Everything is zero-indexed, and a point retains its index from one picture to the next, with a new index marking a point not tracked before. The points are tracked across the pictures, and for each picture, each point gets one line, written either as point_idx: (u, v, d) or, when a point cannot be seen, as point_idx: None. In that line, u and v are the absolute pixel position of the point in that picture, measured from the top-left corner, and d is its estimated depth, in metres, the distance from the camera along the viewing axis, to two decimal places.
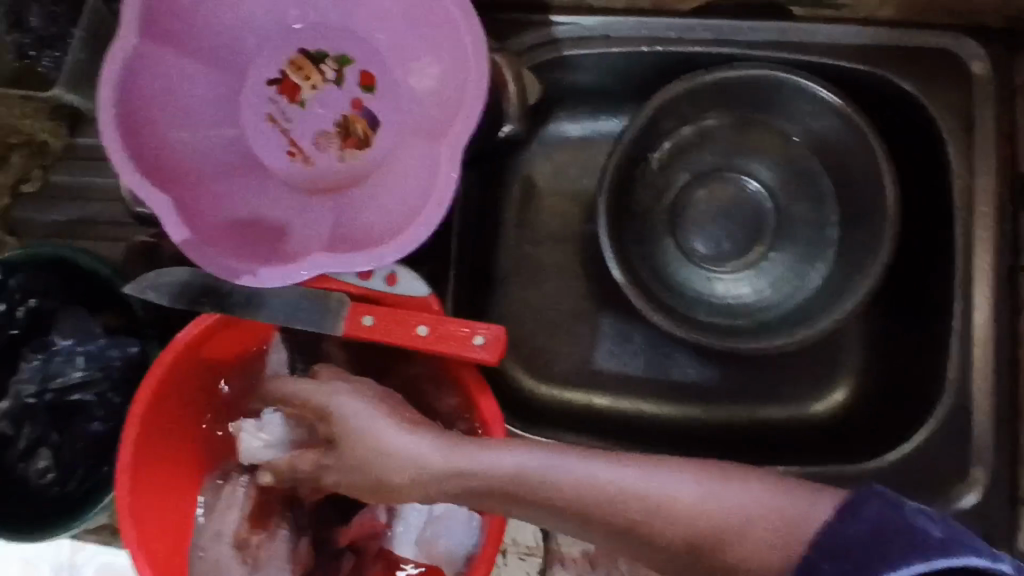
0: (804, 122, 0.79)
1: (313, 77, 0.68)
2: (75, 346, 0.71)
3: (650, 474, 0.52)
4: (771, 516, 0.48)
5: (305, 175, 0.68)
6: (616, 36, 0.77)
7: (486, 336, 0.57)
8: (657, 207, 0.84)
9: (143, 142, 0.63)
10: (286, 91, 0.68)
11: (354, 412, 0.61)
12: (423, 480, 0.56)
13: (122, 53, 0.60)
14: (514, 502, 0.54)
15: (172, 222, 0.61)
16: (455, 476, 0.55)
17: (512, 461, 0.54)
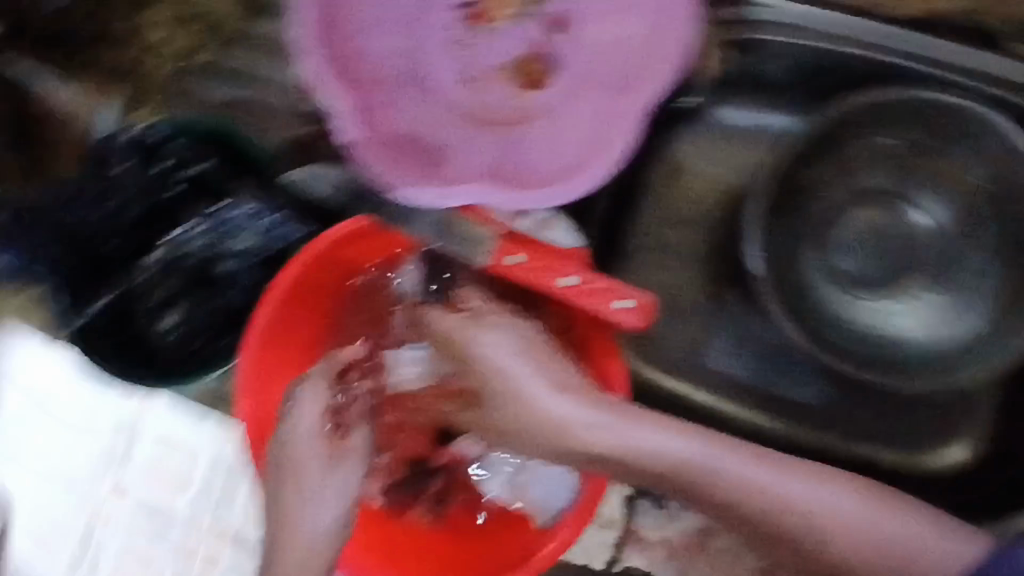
0: (993, 165, 0.74)
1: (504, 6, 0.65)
2: (252, 216, 0.69)
3: (785, 480, 0.59)
4: (917, 544, 0.59)
5: (470, 100, 0.66)
6: (819, 30, 0.74)
7: (636, 302, 0.58)
8: (811, 218, 0.80)
9: (327, 36, 0.61)
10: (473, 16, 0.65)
11: (512, 359, 0.61)
12: (591, 453, 0.59)
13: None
14: (679, 488, 0.59)
15: (348, 122, 0.63)
16: (629, 455, 0.59)
17: (671, 450, 0.59)
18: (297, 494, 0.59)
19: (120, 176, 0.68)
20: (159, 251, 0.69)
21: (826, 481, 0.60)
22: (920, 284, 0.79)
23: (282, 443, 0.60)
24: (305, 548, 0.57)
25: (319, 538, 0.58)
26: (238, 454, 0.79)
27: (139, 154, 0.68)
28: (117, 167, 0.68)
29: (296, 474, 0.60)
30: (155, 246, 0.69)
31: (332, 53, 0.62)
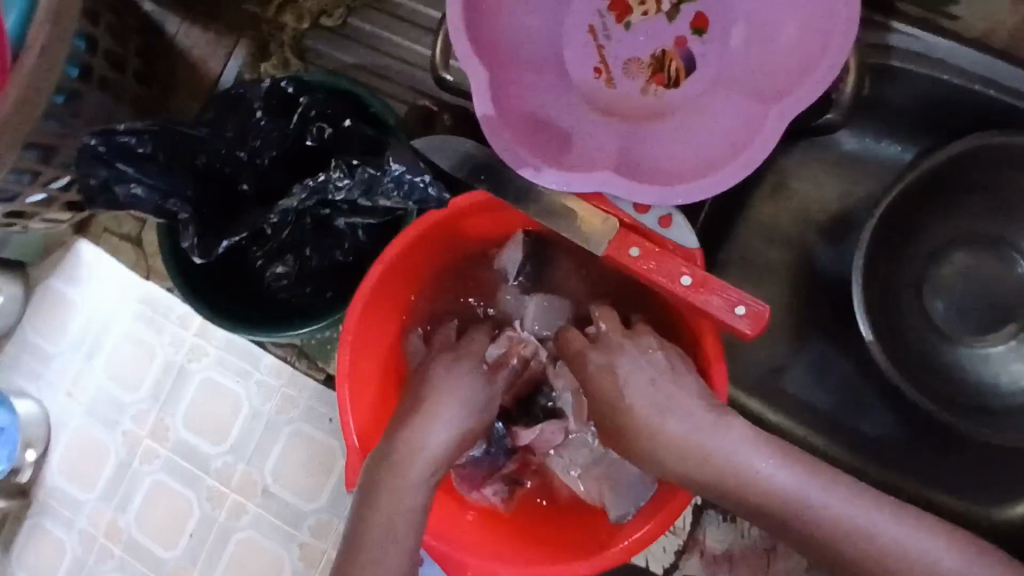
0: None
1: (648, 3, 0.67)
2: (402, 178, 0.62)
3: (873, 517, 0.54)
4: None
5: (604, 94, 0.68)
6: (955, 64, 0.72)
7: (748, 309, 0.58)
8: (913, 253, 0.80)
9: (472, 12, 0.64)
10: (616, 9, 0.68)
11: (631, 359, 0.63)
12: (685, 464, 0.58)
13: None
14: (771, 519, 0.56)
15: (483, 98, 0.63)
16: (719, 474, 0.57)
17: (761, 471, 0.56)
18: (430, 411, 0.60)
19: (261, 125, 0.69)
20: (291, 200, 0.66)
21: (945, 540, 0.53)
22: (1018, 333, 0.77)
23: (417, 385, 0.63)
24: (419, 457, 0.58)
25: (430, 457, 0.58)
26: (284, 397, 0.86)
27: (271, 104, 0.68)
28: (257, 114, 0.68)
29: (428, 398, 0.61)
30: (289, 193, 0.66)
31: (475, 29, 0.64)
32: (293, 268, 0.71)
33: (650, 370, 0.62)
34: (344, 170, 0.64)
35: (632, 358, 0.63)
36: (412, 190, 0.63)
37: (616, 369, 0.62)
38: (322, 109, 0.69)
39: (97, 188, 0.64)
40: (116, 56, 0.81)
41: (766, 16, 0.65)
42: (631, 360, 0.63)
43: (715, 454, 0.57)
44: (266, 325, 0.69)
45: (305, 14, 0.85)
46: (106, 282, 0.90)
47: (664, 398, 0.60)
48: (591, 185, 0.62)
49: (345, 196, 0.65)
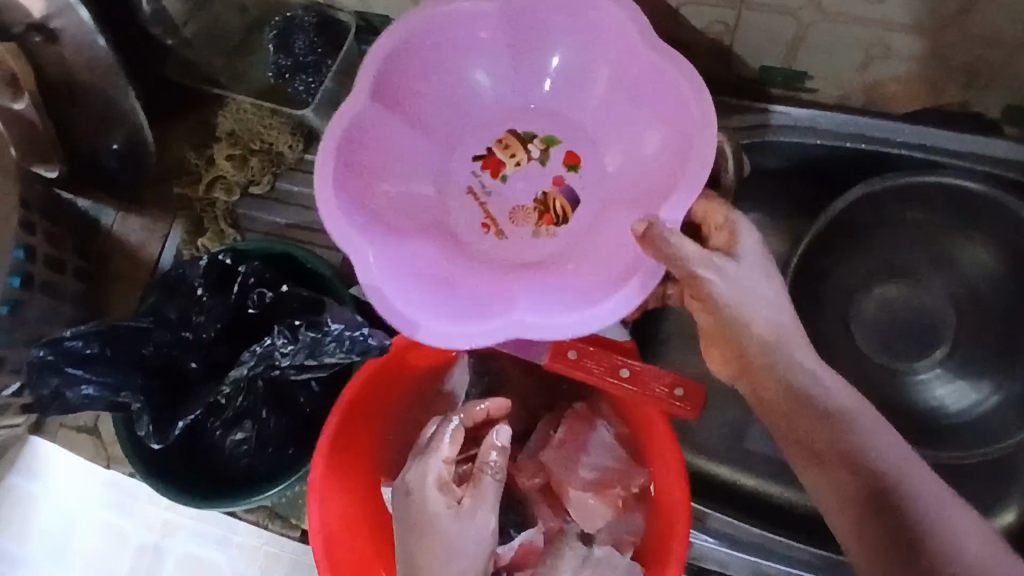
0: (996, 240, 0.79)
1: (518, 154, 0.76)
2: (343, 333, 0.67)
3: (882, 444, 0.55)
4: (956, 539, 0.50)
5: (496, 244, 0.75)
6: (822, 128, 0.80)
7: (686, 389, 0.62)
8: (835, 296, 0.85)
9: (346, 189, 0.69)
10: (490, 166, 0.77)
11: (754, 248, 0.62)
12: (742, 290, 0.60)
13: (354, 107, 0.69)
14: (779, 365, 0.58)
15: (367, 265, 0.66)
16: (764, 352, 0.59)
17: (802, 375, 0.58)
18: (427, 529, 0.60)
19: (204, 302, 0.72)
20: (241, 369, 0.69)
21: (935, 492, 0.52)
22: (951, 353, 0.82)
23: (408, 502, 0.62)
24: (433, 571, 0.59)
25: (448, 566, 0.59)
26: (260, 559, 0.85)
27: (211, 283, 0.72)
28: (198, 291, 0.72)
29: (425, 523, 0.61)
30: (241, 361, 0.69)
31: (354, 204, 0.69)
32: (252, 432, 0.71)
33: (753, 256, 0.61)
34: (288, 335, 0.68)
35: (755, 251, 0.62)
36: (350, 339, 0.67)
37: (748, 243, 0.62)
38: (261, 276, 0.72)
39: (50, 395, 0.67)
40: (55, 258, 0.85)
41: (632, 139, 0.74)
42: (734, 273, 0.60)
43: (767, 345, 0.59)
44: (214, 501, 0.69)
45: (233, 186, 0.90)
46: (61, 476, 0.89)
47: (760, 275, 0.61)
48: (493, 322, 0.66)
49: (291, 360, 0.68)
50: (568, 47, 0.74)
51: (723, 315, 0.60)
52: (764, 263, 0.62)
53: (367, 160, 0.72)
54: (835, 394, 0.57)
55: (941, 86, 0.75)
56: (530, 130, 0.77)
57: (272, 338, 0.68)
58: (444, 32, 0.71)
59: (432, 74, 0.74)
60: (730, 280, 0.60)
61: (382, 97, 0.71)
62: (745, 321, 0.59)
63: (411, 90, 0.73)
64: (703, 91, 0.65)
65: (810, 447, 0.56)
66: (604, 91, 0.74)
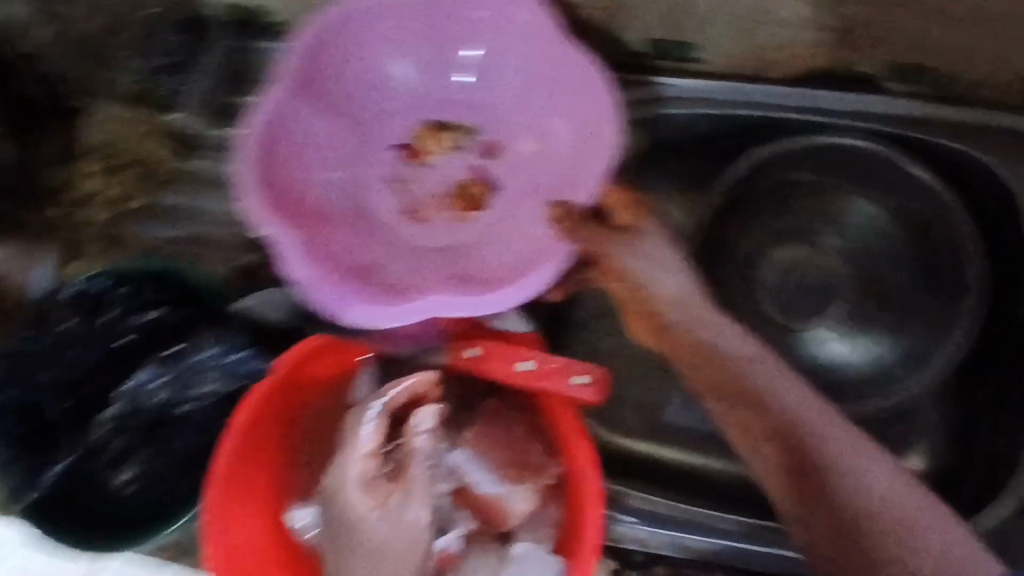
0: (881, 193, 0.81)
1: (437, 146, 0.73)
2: (209, 360, 0.69)
3: (799, 404, 0.57)
4: (868, 488, 0.53)
5: (419, 231, 0.72)
6: (706, 98, 0.78)
7: (586, 377, 0.60)
8: (737, 261, 0.85)
9: (273, 185, 0.64)
10: (411, 155, 0.73)
11: (654, 226, 0.68)
12: (647, 263, 0.65)
13: (273, 97, 0.64)
14: (695, 336, 0.63)
15: (297, 261, 0.63)
16: (672, 318, 0.64)
17: (723, 348, 0.61)
18: (355, 525, 0.58)
19: (74, 330, 0.68)
20: (113, 408, 0.70)
21: (849, 441, 0.56)
22: (846, 310, 0.83)
23: (332, 499, 0.60)
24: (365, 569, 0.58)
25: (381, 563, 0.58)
26: None
27: (81, 307, 0.67)
28: (66, 320, 0.67)
29: (352, 520, 0.58)
30: (111, 402, 0.70)
31: (274, 193, 0.64)
32: (139, 469, 0.69)
33: (649, 233, 0.67)
34: (156, 366, 0.70)
35: (654, 228, 0.68)
36: (222, 370, 0.69)
37: (647, 223, 0.68)
38: (135, 298, 0.68)
39: None
40: None
41: (535, 115, 0.71)
42: (640, 248, 0.66)
43: (669, 306, 0.64)
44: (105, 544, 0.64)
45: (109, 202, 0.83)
46: None
47: (668, 249, 0.67)
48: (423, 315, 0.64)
49: (160, 392, 0.70)
50: (483, 37, 0.68)
51: (627, 279, 0.66)
52: (662, 239, 0.67)
53: (293, 149, 0.67)
54: (748, 357, 0.61)
55: (817, 47, 0.76)
56: (452, 116, 0.72)
57: (135, 374, 0.70)
58: (371, 18, 0.65)
59: (362, 59, 0.67)
60: (634, 252, 0.66)
61: (306, 86, 0.65)
62: (642, 284, 0.65)
63: (338, 77, 0.67)
64: (599, 81, 0.65)
65: (732, 415, 0.60)
66: (501, 73, 0.70)
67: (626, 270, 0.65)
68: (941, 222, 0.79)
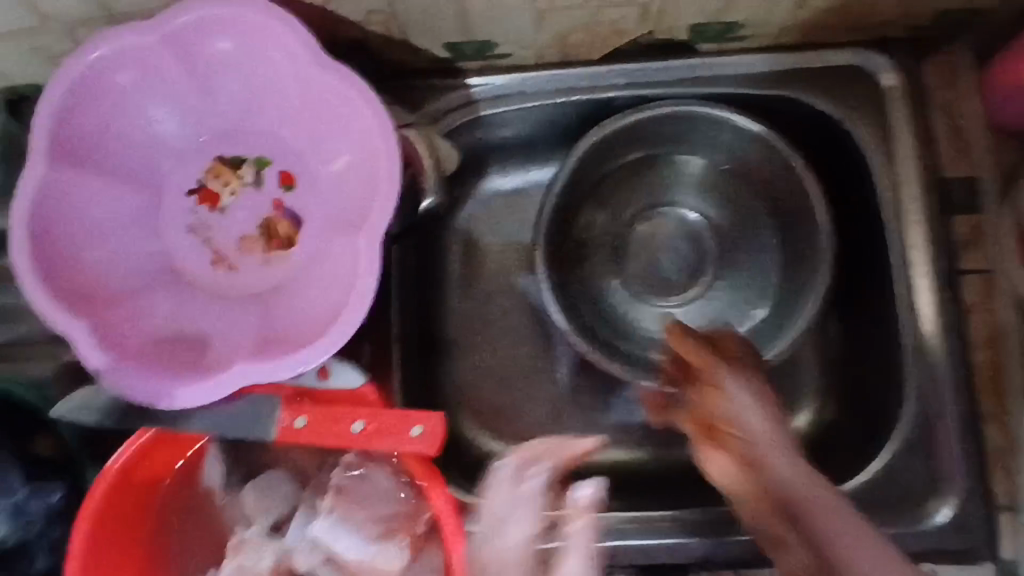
0: (717, 150, 0.79)
1: (233, 182, 0.68)
2: None
3: (830, 522, 0.45)
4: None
5: (230, 283, 0.66)
6: (528, 91, 0.76)
7: (424, 427, 0.58)
8: (599, 245, 0.83)
9: (51, 268, 0.61)
10: (206, 200, 0.68)
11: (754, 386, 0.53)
12: (738, 419, 0.51)
13: (33, 181, 0.60)
14: (758, 461, 0.49)
15: (89, 349, 0.59)
16: (748, 448, 0.50)
17: (772, 455, 0.49)
18: None
19: None
20: None
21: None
22: (716, 275, 0.82)
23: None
24: None
25: None
26: None
27: None
28: None
29: None
30: None
31: (58, 285, 0.61)
32: None
33: (757, 391, 0.53)
34: None
35: (755, 387, 0.53)
36: (7, 510, 0.67)
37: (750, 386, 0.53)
38: None
39: None
40: None
41: (327, 137, 0.65)
42: (750, 408, 0.51)
43: (755, 440, 0.50)
44: None
45: None
46: None
47: (761, 393, 0.53)
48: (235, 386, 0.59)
49: None
50: (245, 67, 0.64)
51: (729, 441, 0.51)
52: (760, 388, 0.53)
53: (71, 225, 0.63)
54: (791, 479, 0.48)
55: (621, 25, 0.71)
56: (238, 154, 0.68)
57: None
58: (114, 72, 0.61)
59: (123, 114, 0.64)
60: (740, 401, 0.52)
61: (67, 154, 0.62)
62: (733, 420, 0.52)
63: (102, 137, 0.64)
64: (371, 94, 0.61)
65: (766, 514, 0.48)
66: (285, 99, 0.65)
67: (728, 417, 0.52)
68: (778, 177, 0.77)
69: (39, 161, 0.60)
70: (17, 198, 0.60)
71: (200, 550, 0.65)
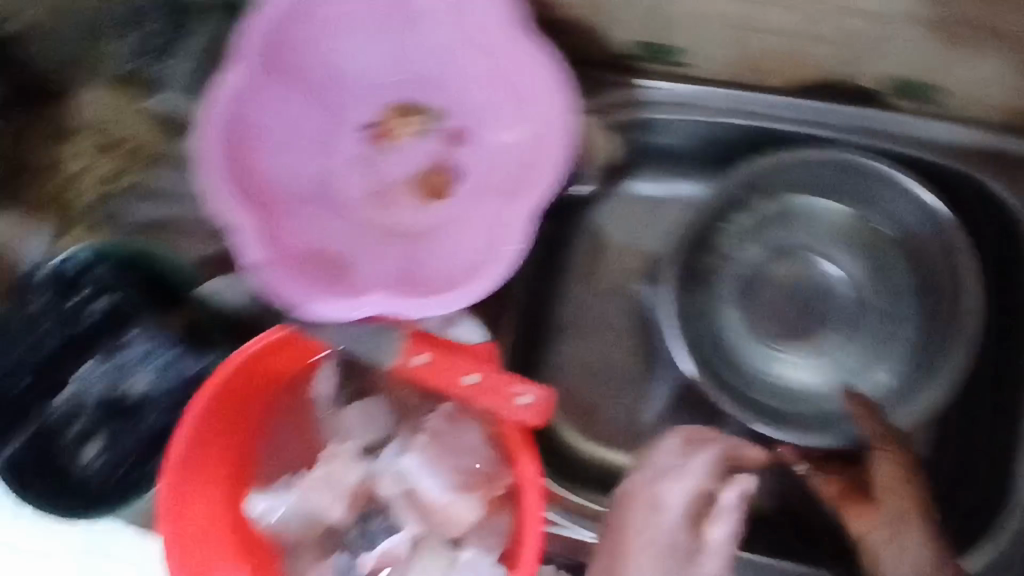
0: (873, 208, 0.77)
1: (407, 126, 0.71)
2: (145, 356, 0.70)
3: None
4: None
5: (383, 217, 0.70)
6: (701, 105, 0.76)
7: (533, 397, 0.59)
8: (729, 273, 0.80)
9: (236, 162, 0.64)
10: (379, 136, 0.72)
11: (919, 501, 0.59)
12: (895, 515, 0.58)
13: (239, 77, 0.63)
14: (893, 558, 0.57)
15: (254, 245, 0.63)
16: (871, 547, 0.58)
17: None
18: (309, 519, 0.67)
19: (37, 311, 0.68)
20: (61, 396, 0.70)
21: None
22: (845, 333, 0.78)
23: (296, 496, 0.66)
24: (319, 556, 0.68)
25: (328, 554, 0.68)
26: None
27: (52, 290, 0.69)
28: (30, 303, 0.68)
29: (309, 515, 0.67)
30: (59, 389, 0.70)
31: (239, 178, 0.64)
32: (104, 448, 0.69)
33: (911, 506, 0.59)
34: (96, 362, 0.70)
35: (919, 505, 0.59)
36: (158, 363, 0.70)
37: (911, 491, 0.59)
38: (97, 285, 0.70)
39: None
40: None
41: (507, 105, 0.68)
42: (898, 519, 0.58)
43: (888, 539, 0.58)
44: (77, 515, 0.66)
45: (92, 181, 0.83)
46: None
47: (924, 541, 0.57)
48: (371, 313, 0.63)
49: (99, 386, 0.70)
50: (453, 23, 0.66)
51: (863, 538, 0.59)
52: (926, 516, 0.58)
53: (258, 126, 0.66)
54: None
55: (812, 59, 0.72)
56: (418, 101, 0.71)
57: (79, 369, 0.70)
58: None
59: (330, 36, 0.66)
60: (895, 523, 0.58)
61: (273, 60, 0.65)
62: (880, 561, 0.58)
63: (306, 53, 0.66)
64: (563, 82, 0.65)
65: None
66: (477, 60, 0.68)
67: (864, 506, 0.60)
68: (926, 248, 0.76)
69: (249, 61, 0.63)
70: (221, 90, 0.63)
71: (291, 451, 0.69)
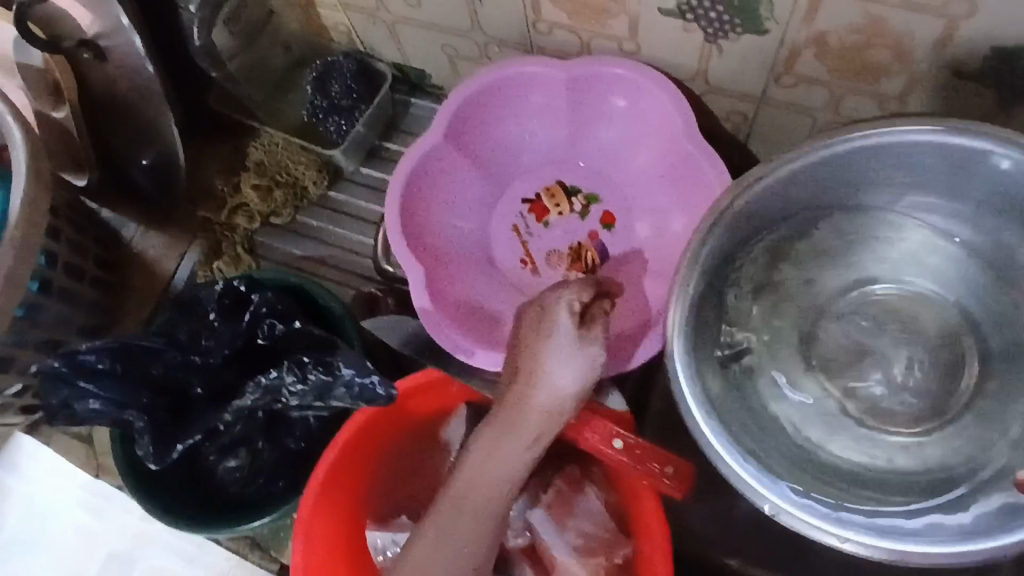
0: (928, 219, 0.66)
1: (563, 205, 0.78)
2: (348, 379, 0.67)
3: None
4: None
5: (532, 283, 0.76)
6: None
7: (676, 468, 0.61)
8: (786, 328, 0.68)
9: (409, 217, 0.73)
10: (535, 210, 0.78)
11: None
12: None
13: (424, 147, 0.73)
14: None
15: (418, 291, 0.70)
16: None
17: None
18: None
19: (215, 326, 0.73)
20: (247, 399, 0.71)
21: None
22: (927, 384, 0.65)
23: None
24: None
25: None
26: None
27: (227, 308, 0.73)
28: (212, 316, 0.73)
29: None
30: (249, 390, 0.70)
31: (411, 232, 0.73)
32: (246, 460, 0.74)
33: None
34: (298, 373, 0.69)
35: None
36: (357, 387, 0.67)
37: None
38: (273, 307, 0.73)
39: (58, 405, 0.70)
40: (76, 267, 0.87)
41: (659, 201, 0.76)
42: None
43: None
44: (204, 524, 0.71)
45: (255, 215, 0.93)
46: (60, 487, 0.87)
47: None
48: None
49: (296, 399, 0.69)
50: (619, 122, 0.76)
51: None
52: None
53: (431, 190, 0.75)
54: None
55: None
56: (577, 184, 0.79)
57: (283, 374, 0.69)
58: (518, 86, 0.74)
59: (505, 121, 0.77)
60: None
61: (455, 134, 0.74)
62: None
63: (483, 133, 0.77)
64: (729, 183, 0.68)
65: None
66: (637, 158, 0.77)
67: None
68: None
69: (433, 135, 0.73)
70: (407, 156, 0.73)
71: (419, 491, 0.74)
